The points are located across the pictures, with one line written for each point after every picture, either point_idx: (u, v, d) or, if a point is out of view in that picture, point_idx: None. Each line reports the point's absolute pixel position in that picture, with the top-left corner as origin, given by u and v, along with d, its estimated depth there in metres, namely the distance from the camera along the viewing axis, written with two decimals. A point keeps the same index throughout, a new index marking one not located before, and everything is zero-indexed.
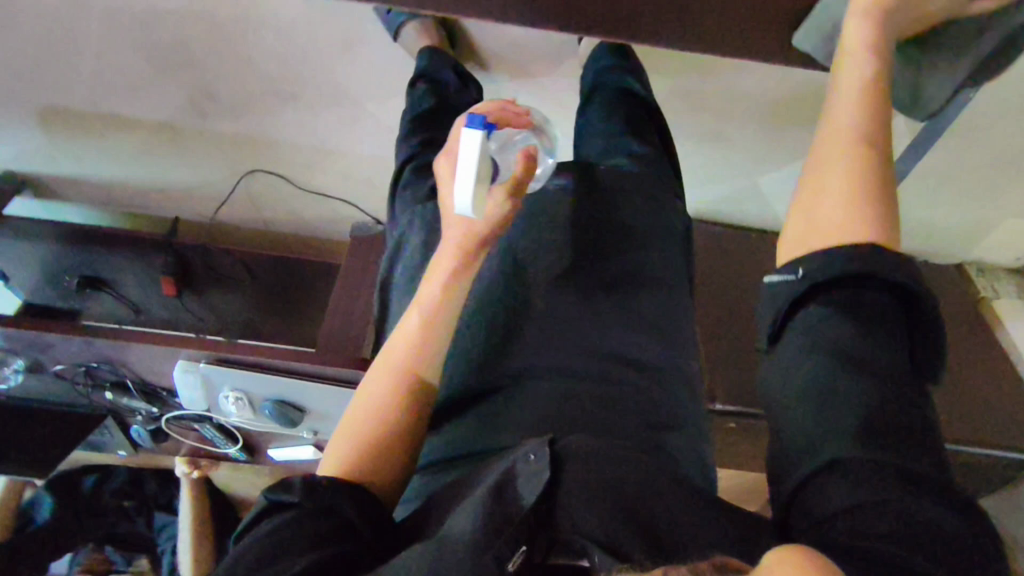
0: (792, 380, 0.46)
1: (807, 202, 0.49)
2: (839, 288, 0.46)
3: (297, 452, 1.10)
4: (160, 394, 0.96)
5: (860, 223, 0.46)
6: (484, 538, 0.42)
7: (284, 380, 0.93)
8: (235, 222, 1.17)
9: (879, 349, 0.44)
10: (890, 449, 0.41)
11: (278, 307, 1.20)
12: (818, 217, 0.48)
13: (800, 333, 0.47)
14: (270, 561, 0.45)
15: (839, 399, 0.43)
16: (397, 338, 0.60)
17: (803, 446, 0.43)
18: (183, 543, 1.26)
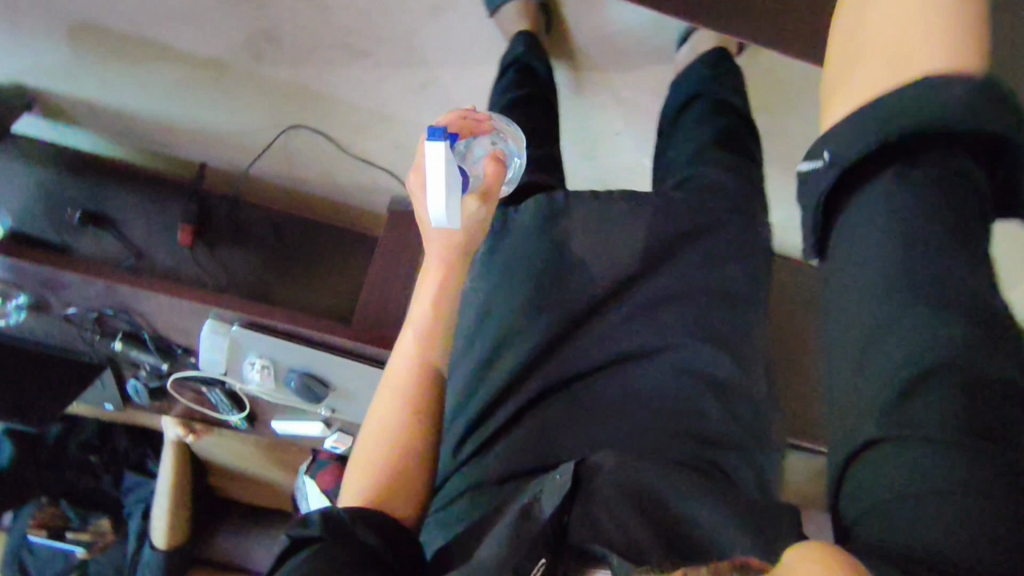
0: (837, 336, 0.37)
1: (850, 34, 0.39)
2: (892, 154, 0.37)
3: (304, 427, 1.05)
4: (176, 350, 0.90)
5: (921, 48, 0.36)
6: (510, 551, 0.45)
7: (316, 355, 0.88)
8: (264, 176, 1.09)
9: (952, 264, 0.35)
10: (978, 419, 0.31)
11: (298, 273, 1.07)
12: (866, 49, 0.38)
13: (856, 237, 0.38)
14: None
15: (890, 337, 0.34)
16: (398, 359, 0.64)
17: (848, 416, 0.35)
18: (157, 508, 1.18)
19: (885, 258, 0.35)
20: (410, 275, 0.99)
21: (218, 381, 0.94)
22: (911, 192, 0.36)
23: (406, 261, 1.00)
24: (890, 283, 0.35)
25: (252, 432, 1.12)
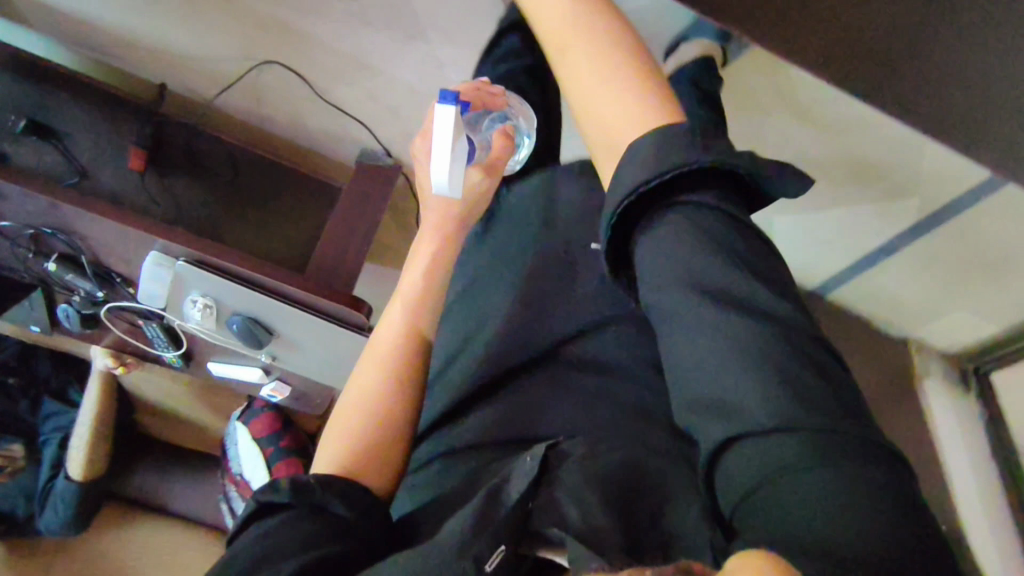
0: (697, 344, 0.38)
1: (601, 134, 0.45)
2: (683, 188, 0.41)
3: (241, 372, 1.02)
4: (115, 280, 0.85)
5: (642, 106, 0.43)
6: (472, 535, 0.45)
7: (266, 300, 0.85)
8: (226, 109, 1.04)
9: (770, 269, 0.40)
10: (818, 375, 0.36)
11: (249, 214, 1.02)
12: (614, 128, 0.44)
13: (673, 242, 0.40)
14: (263, 564, 0.48)
15: (733, 337, 0.37)
16: (385, 327, 0.65)
17: (719, 405, 0.36)
18: (76, 438, 1.13)
19: (712, 266, 0.39)
20: (371, 232, 0.97)
21: (157, 315, 0.91)
22: (706, 227, 0.40)
23: (368, 218, 0.98)
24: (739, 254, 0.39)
25: (186, 371, 1.09)
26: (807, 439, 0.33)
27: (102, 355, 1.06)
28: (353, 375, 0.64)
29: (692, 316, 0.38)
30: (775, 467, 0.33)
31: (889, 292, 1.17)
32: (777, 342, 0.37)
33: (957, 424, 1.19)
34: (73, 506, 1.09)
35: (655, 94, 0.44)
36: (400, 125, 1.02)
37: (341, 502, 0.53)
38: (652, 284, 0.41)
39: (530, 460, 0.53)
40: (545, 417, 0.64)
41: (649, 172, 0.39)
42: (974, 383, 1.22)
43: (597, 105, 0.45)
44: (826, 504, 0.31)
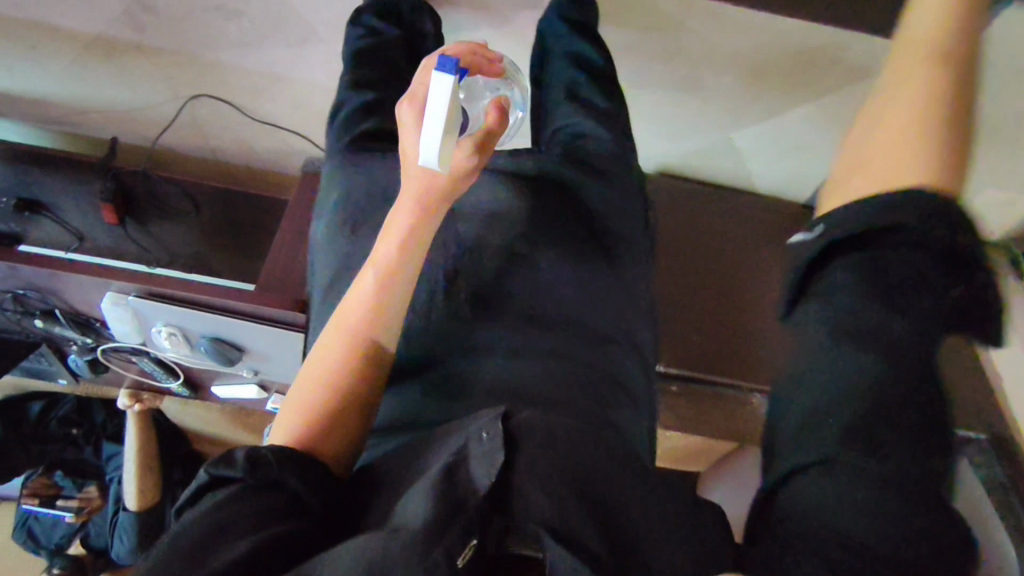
0: (812, 354, 0.40)
1: (863, 152, 0.42)
2: (871, 256, 0.39)
3: (241, 391, 1.09)
4: (94, 324, 0.94)
5: (912, 164, 0.39)
6: (429, 533, 0.38)
7: (220, 319, 0.89)
8: (180, 148, 1.11)
9: (912, 321, 0.38)
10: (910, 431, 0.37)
11: (222, 241, 1.09)
12: (878, 166, 0.40)
13: (820, 299, 0.41)
14: (204, 554, 0.40)
15: (839, 379, 0.38)
16: (352, 297, 0.56)
17: (805, 423, 0.38)
18: (128, 474, 1.24)
19: (848, 312, 0.39)
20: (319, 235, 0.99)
21: (143, 351, 0.98)
22: (861, 280, 0.39)
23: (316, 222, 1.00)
24: (884, 310, 0.38)
25: (201, 398, 1.16)
26: (873, 467, 0.36)
27: (123, 397, 1.16)
28: (318, 345, 0.55)
29: (823, 352, 0.39)
30: (830, 501, 0.36)
31: None
32: (876, 380, 0.37)
33: None
34: (134, 537, 1.23)
35: (952, 135, 0.40)
36: None
37: (296, 476, 0.45)
38: (809, 312, 0.41)
39: (484, 436, 0.44)
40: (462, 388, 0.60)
41: (849, 226, 0.39)
42: None
43: (876, 143, 0.41)
44: (860, 525, 0.35)
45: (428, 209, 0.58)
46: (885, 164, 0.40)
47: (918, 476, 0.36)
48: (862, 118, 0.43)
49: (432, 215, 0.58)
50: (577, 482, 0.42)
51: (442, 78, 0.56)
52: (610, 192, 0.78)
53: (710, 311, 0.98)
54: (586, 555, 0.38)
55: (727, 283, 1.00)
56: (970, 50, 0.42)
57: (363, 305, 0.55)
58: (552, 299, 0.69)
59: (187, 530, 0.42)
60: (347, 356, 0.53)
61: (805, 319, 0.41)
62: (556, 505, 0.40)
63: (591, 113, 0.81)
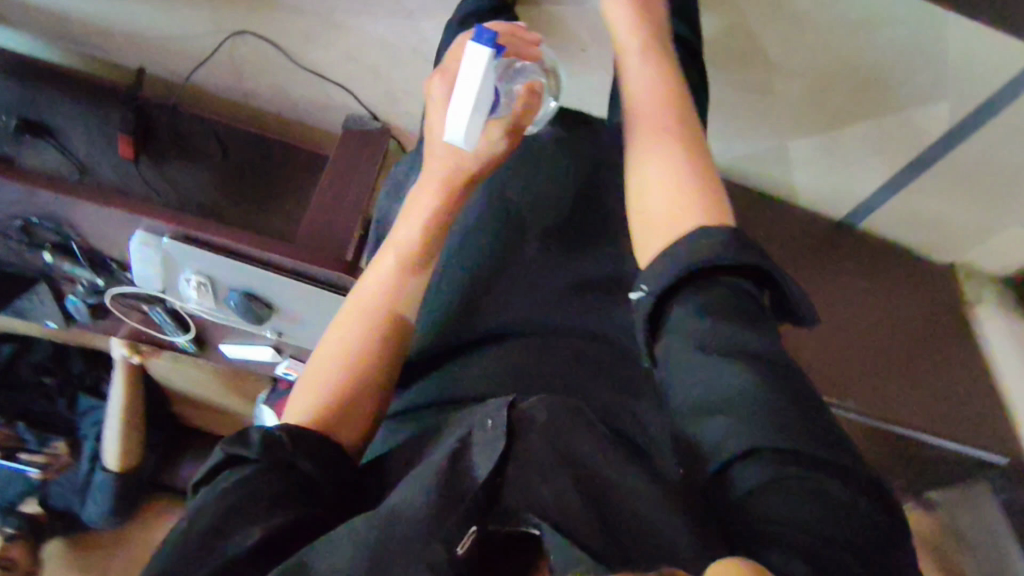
0: (699, 386, 0.45)
1: (647, 219, 0.55)
2: (703, 284, 0.48)
3: (254, 353, 1.03)
4: (109, 264, 0.86)
5: (689, 219, 0.52)
6: (438, 514, 0.40)
7: (257, 272, 0.83)
8: (213, 87, 1.03)
9: (754, 327, 0.46)
10: (803, 415, 0.42)
11: (248, 192, 1.02)
12: (659, 222, 0.54)
13: (677, 336, 0.47)
14: (219, 535, 0.43)
15: (733, 401, 0.43)
16: (371, 278, 0.64)
17: (710, 438, 0.43)
18: (109, 430, 1.16)
19: (729, 331, 0.45)
20: (360, 197, 0.94)
21: (159, 300, 0.92)
22: (718, 307, 0.46)
23: (357, 186, 0.95)
24: (742, 326, 0.46)
25: (203, 356, 1.09)
26: (789, 457, 0.40)
27: (119, 344, 1.07)
28: (337, 327, 0.61)
29: (707, 371, 0.45)
30: (784, 475, 0.40)
31: (924, 211, 1.06)
32: (777, 387, 0.43)
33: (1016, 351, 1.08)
34: (110, 498, 1.14)
35: (704, 201, 0.54)
36: (384, 86, 0.99)
37: (307, 457, 0.48)
38: (679, 342, 0.47)
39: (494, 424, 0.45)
40: (492, 380, 0.61)
41: (681, 265, 0.48)
42: None
43: (669, 209, 0.54)
44: (796, 514, 0.38)
45: (452, 188, 0.67)
46: (675, 222, 0.53)
47: (846, 459, 0.41)
48: (635, 196, 0.58)
49: (441, 202, 0.67)
50: (580, 470, 0.43)
51: (478, 51, 0.59)
52: None
53: None
54: (583, 546, 0.38)
55: None
56: (703, 148, 0.59)
57: (381, 283, 0.63)
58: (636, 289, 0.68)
59: (203, 511, 0.44)
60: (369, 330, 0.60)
61: (674, 351, 0.47)
62: (556, 496, 0.41)
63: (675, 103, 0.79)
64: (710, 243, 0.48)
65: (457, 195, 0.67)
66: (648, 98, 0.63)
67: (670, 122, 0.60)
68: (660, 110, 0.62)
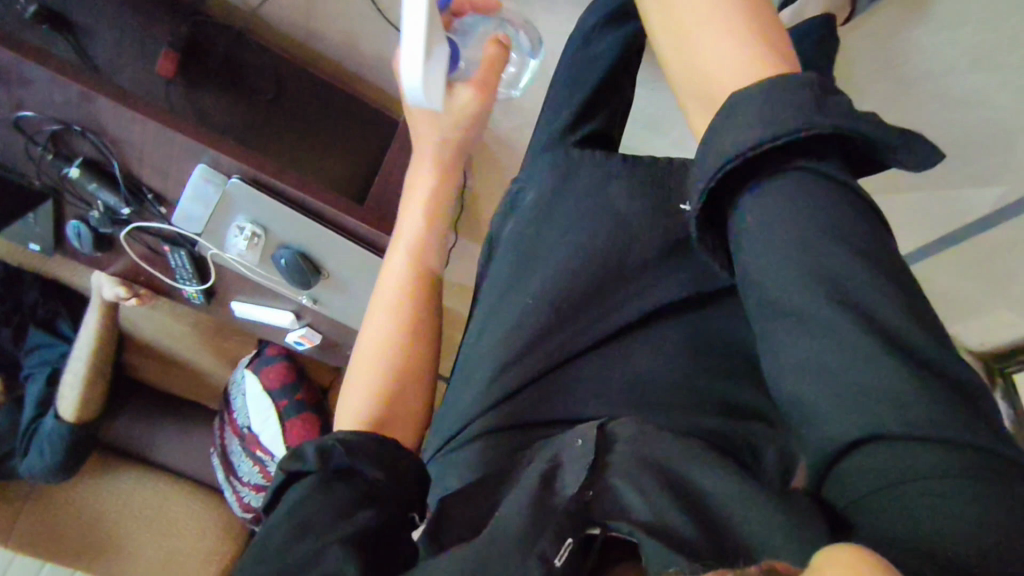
0: (808, 347, 0.33)
1: (690, 72, 0.41)
2: (786, 167, 0.35)
3: (270, 316, 0.94)
4: (146, 196, 0.76)
5: (750, 58, 0.38)
6: (532, 531, 0.40)
7: (323, 231, 0.76)
8: (274, 19, 0.93)
9: (852, 225, 0.34)
10: (950, 410, 0.30)
11: (293, 138, 0.92)
12: (707, 71, 0.40)
13: (753, 244, 0.35)
14: (297, 539, 0.39)
15: (853, 382, 0.32)
16: (386, 280, 0.59)
17: (800, 409, 0.34)
18: (70, 375, 1.02)
19: (821, 243, 0.34)
20: None
21: (186, 242, 0.82)
22: (807, 207, 0.34)
23: None
24: (834, 230, 0.34)
25: (204, 310, 0.99)
26: (938, 449, 0.29)
27: (115, 284, 0.94)
28: (363, 331, 0.58)
29: (808, 310, 0.33)
30: (898, 477, 0.29)
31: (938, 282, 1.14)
32: (908, 360, 0.31)
33: None
34: (62, 451, 0.99)
35: (748, 23, 0.40)
36: None
37: (369, 463, 0.45)
38: (762, 258, 0.35)
39: (580, 444, 0.47)
40: (593, 398, 0.56)
41: (747, 140, 0.34)
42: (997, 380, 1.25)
43: (701, 48, 0.40)
44: (933, 516, 0.28)
45: (440, 164, 0.63)
46: (714, 64, 0.39)
47: (991, 440, 0.30)
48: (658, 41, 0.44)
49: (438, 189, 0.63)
50: (680, 485, 0.43)
51: None
52: None
53: None
54: (688, 555, 0.37)
55: None
56: None
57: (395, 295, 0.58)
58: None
59: (277, 522, 0.41)
60: (397, 333, 0.56)
61: (764, 277, 0.35)
62: (650, 510, 0.42)
63: None
64: (751, 120, 0.34)
65: (448, 170, 0.63)
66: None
67: None
68: None
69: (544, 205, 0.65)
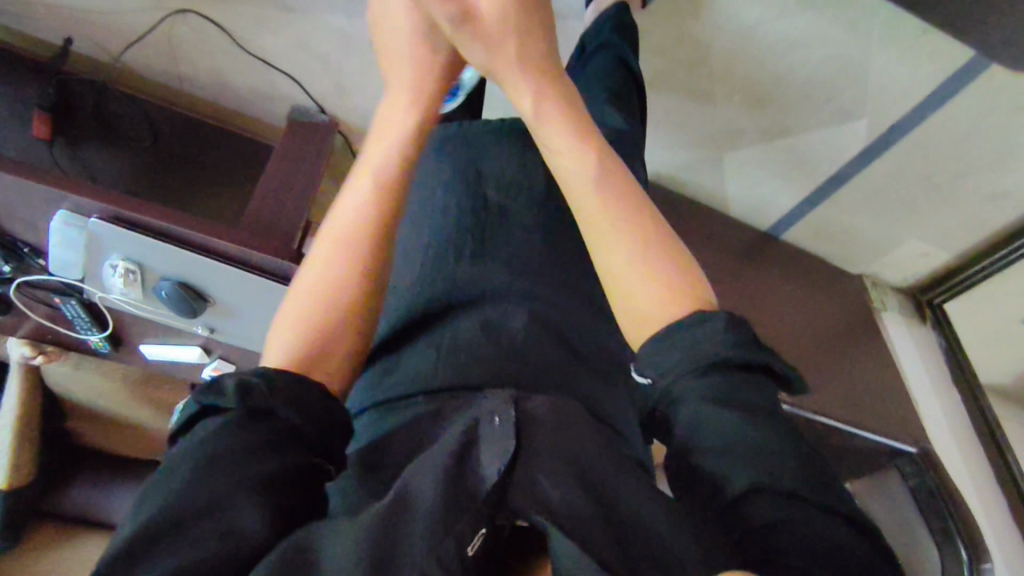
0: (718, 431, 0.42)
1: (623, 294, 0.50)
2: (725, 371, 0.45)
3: (177, 353, 0.95)
4: (22, 249, 0.79)
5: (666, 292, 0.48)
6: (441, 527, 0.38)
7: (201, 262, 0.77)
8: (144, 69, 0.97)
9: (762, 402, 0.44)
10: (804, 475, 0.41)
11: (176, 178, 0.95)
12: (637, 298, 0.49)
13: (689, 402, 0.44)
14: (206, 512, 0.38)
15: (755, 454, 0.41)
16: (347, 203, 0.54)
17: (718, 457, 0.42)
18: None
19: (738, 384, 0.44)
20: (307, 190, 0.91)
21: (75, 290, 0.84)
22: (734, 381, 0.44)
23: (306, 173, 0.92)
24: (739, 381, 0.44)
25: (118, 358, 1.01)
26: (799, 499, 0.39)
27: (20, 346, 0.97)
28: (309, 257, 0.53)
29: (724, 422, 0.42)
30: (784, 515, 0.38)
31: (841, 226, 1.16)
32: (785, 445, 0.42)
33: (916, 352, 1.22)
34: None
35: (665, 260, 0.49)
36: (331, 79, 0.96)
37: (289, 406, 0.44)
38: (690, 385, 0.45)
39: (498, 428, 0.44)
40: (473, 367, 0.56)
41: (696, 360, 0.45)
42: (925, 312, 1.27)
43: (633, 286, 0.49)
44: (807, 547, 0.37)
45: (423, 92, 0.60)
46: (647, 305, 0.48)
47: (829, 502, 0.40)
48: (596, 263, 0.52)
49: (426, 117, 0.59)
50: (589, 473, 0.41)
51: None
52: None
53: None
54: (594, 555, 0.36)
55: None
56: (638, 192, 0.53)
57: (354, 210, 0.53)
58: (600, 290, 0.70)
59: (185, 462, 0.41)
60: (351, 266, 0.52)
61: (694, 398, 0.44)
62: (567, 502, 0.39)
63: None
64: (709, 335, 0.45)
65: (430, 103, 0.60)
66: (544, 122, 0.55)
67: (581, 142, 0.54)
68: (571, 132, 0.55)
69: (462, 222, 0.71)
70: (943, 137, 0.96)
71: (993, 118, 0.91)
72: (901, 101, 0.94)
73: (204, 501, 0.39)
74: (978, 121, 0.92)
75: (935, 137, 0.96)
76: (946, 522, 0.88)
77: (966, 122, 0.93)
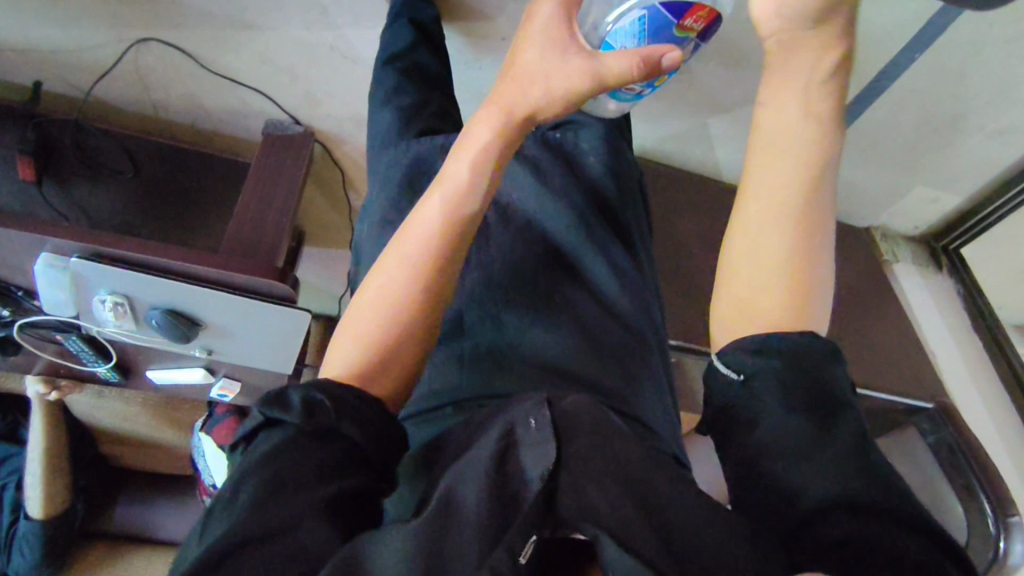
0: (788, 440, 0.42)
1: (739, 277, 0.48)
2: (814, 388, 0.44)
3: (184, 375, 0.98)
4: (16, 292, 0.83)
5: (780, 302, 0.46)
6: (494, 530, 0.37)
7: (189, 287, 0.78)
8: (117, 98, 0.99)
9: (842, 414, 0.43)
10: (872, 484, 0.39)
11: (164, 205, 0.97)
12: (753, 291, 0.47)
13: (760, 408, 0.44)
14: (271, 534, 0.38)
15: (819, 459, 0.40)
16: (419, 219, 0.52)
17: (791, 466, 0.41)
18: (33, 476, 1.19)
19: (820, 393, 0.44)
20: (286, 207, 0.92)
21: (72, 327, 0.86)
22: (811, 386, 0.44)
23: (285, 186, 0.94)
24: (819, 384, 0.44)
25: (131, 385, 1.04)
26: (870, 506, 0.38)
27: (35, 382, 1.04)
28: (383, 261, 0.52)
29: (793, 429, 0.42)
30: (859, 531, 0.36)
31: (845, 180, 1.12)
32: (860, 451, 0.41)
33: (932, 302, 1.20)
34: (40, 546, 1.18)
35: (805, 269, 0.47)
36: (302, 89, 0.96)
37: (353, 424, 0.45)
38: (769, 386, 0.44)
39: (537, 431, 0.41)
40: (498, 378, 0.60)
41: (795, 373, 0.44)
42: (941, 260, 1.23)
43: (756, 272, 0.47)
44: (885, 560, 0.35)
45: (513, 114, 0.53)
46: (759, 297, 0.47)
47: (908, 513, 0.37)
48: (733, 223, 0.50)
49: (508, 135, 0.53)
50: (637, 483, 0.40)
51: None
52: (610, 183, 0.80)
53: (693, 290, 1.01)
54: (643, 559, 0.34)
55: (702, 261, 1.04)
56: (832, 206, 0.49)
57: (430, 228, 0.51)
58: (589, 286, 0.70)
59: (249, 480, 0.41)
60: (413, 293, 0.50)
61: (768, 399, 0.44)
62: (616, 510, 0.37)
63: (592, 118, 0.84)
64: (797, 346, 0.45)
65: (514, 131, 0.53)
66: (774, 104, 0.50)
67: (814, 132, 0.49)
68: (804, 129, 0.49)
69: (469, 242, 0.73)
70: (937, 76, 0.91)
71: (987, 52, 0.86)
72: (887, 48, 0.89)
73: (272, 524, 0.38)
74: (970, 56, 0.87)
75: (928, 77, 0.91)
76: (968, 478, 0.85)
77: (959, 58, 0.87)
